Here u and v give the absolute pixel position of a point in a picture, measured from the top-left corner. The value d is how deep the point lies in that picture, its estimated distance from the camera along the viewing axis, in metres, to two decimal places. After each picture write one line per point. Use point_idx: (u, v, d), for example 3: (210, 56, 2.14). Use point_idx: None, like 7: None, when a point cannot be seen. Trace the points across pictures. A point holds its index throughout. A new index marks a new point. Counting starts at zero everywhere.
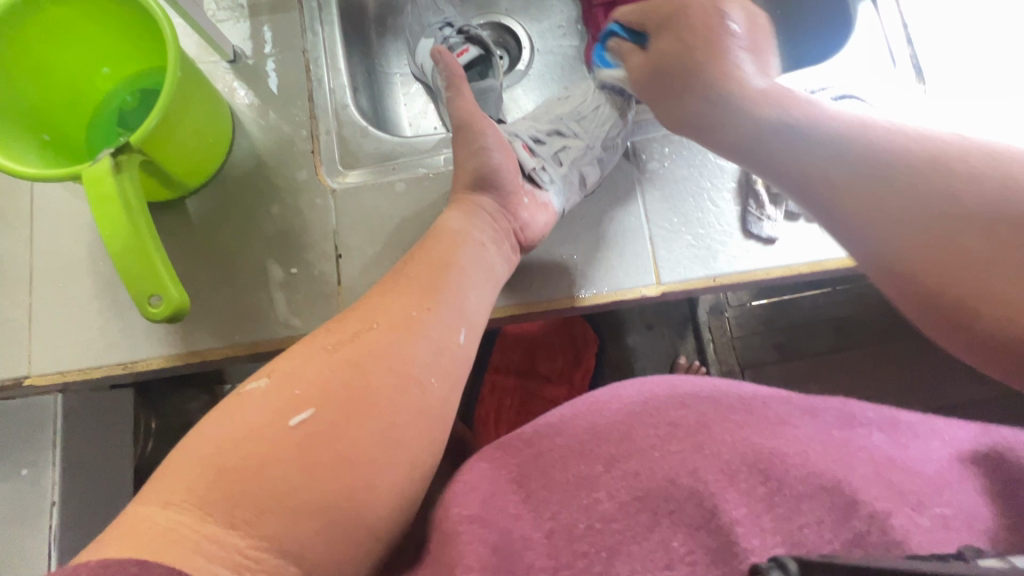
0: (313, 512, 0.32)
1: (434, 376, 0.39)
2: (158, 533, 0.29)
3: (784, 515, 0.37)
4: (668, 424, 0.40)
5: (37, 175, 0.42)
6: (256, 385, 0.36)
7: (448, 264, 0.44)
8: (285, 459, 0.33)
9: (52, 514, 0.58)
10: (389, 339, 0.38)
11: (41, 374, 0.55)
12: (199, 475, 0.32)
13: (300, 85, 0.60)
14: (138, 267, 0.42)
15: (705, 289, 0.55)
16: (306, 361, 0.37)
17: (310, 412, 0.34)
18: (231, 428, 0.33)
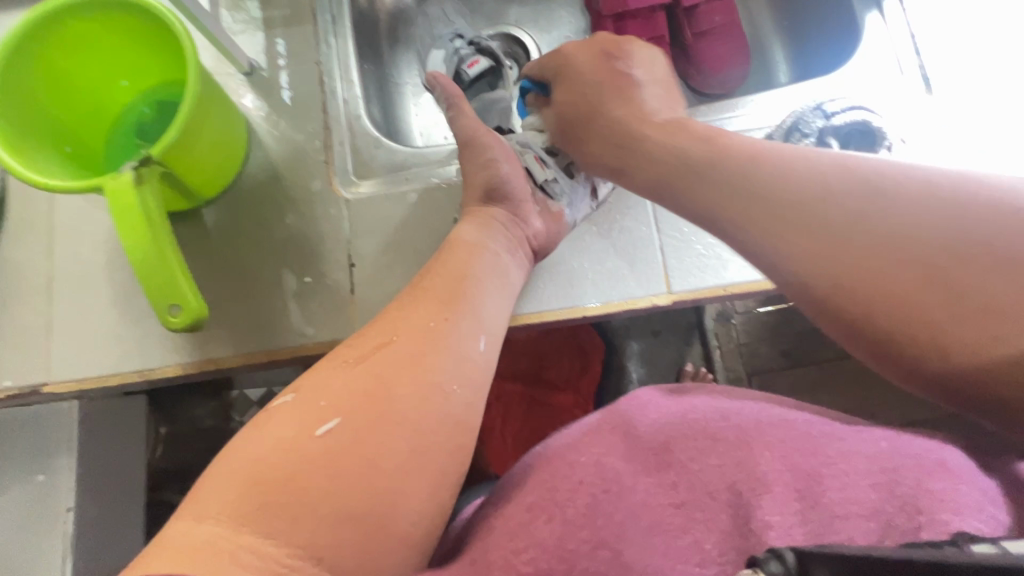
0: (344, 520, 0.32)
1: (456, 384, 0.39)
2: (194, 545, 0.30)
3: (819, 529, 0.36)
4: (708, 436, 0.41)
5: (60, 187, 0.43)
6: (284, 401, 0.37)
7: (465, 275, 0.45)
8: (315, 468, 0.33)
9: (68, 520, 0.58)
10: (410, 350, 0.39)
11: (60, 381, 0.55)
12: (232, 488, 0.32)
13: (313, 96, 0.61)
14: (158, 276, 0.42)
15: (715, 297, 0.55)
16: (330, 376, 0.38)
17: (336, 422, 0.35)
18: (261, 442, 0.34)
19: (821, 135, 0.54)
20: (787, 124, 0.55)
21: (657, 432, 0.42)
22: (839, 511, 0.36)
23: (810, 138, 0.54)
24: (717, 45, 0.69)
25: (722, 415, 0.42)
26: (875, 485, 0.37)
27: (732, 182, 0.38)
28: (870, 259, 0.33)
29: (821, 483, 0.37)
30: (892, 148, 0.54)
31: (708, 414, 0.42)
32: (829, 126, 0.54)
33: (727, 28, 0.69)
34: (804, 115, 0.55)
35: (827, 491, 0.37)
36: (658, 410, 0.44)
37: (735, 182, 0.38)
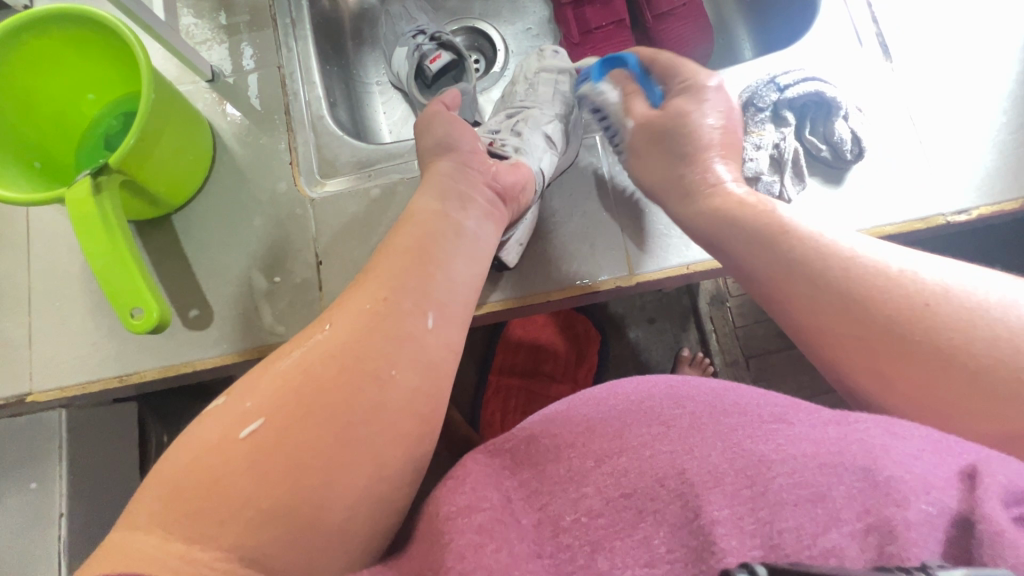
0: (270, 519, 0.33)
1: (394, 367, 0.38)
2: (127, 552, 0.31)
3: (767, 518, 0.32)
4: (659, 423, 0.41)
5: (23, 200, 0.44)
6: (216, 406, 0.37)
7: (410, 249, 0.43)
8: (239, 472, 0.34)
9: (60, 525, 0.60)
10: (340, 343, 0.38)
11: (43, 391, 0.57)
12: (164, 496, 0.33)
13: (278, 99, 0.62)
14: (118, 281, 0.43)
15: (678, 277, 0.57)
16: (261, 377, 0.38)
17: (259, 423, 0.35)
18: (194, 447, 0.35)
19: (776, 109, 0.54)
20: (743, 99, 0.56)
21: (624, 419, 0.42)
22: (785, 495, 0.33)
23: (766, 112, 0.54)
24: (678, 26, 0.68)
25: (677, 403, 0.43)
26: (820, 470, 0.33)
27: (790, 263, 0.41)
28: (903, 346, 0.35)
29: (770, 467, 0.34)
30: (849, 118, 0.54)
31: (661, 403, 0.44)
32: (784, 99, 0.54)
33: (689, 8, 0.69)
34: (759, 89, 0.55)
35: (778, 479, 0.34)
36: (624, 399, 0.45)
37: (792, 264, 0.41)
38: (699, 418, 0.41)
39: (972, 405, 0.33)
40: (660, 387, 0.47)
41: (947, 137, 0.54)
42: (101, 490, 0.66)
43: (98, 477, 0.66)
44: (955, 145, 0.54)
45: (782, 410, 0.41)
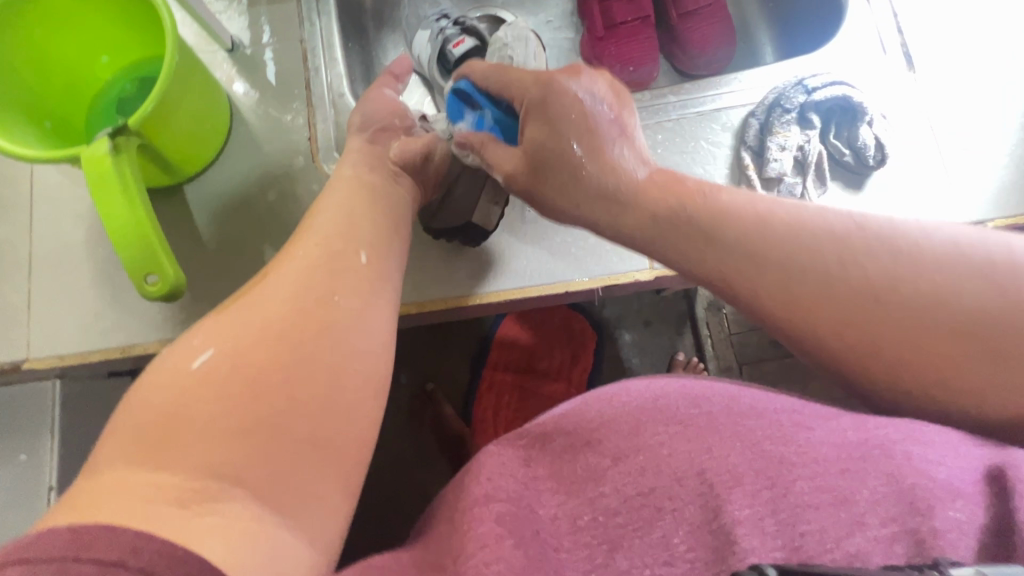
0: (239, 435, 0.31)
1: (340, 293, 0.38)
2: (98, 491, 0.28)
3: (789, 520, 0.36)
4: (676, 422, 0.42)
5: (37, 157, 0.43)
6: (157, 357, 0.35)
7: (346, 206, 0.44)
8: (197, 395, 0.31)
9: (50, 499, 0.59)
10: (286, 279, 0.38)
11: (40, 358, 0.55)
12: (123, 441, 0.30)
13: (298, 74, 0.61)
14: (135, 245, 0.42)
15: (699, 273, 0.55)
16: (206, 321, 0.36)
17: (208, 352, 0.33)
18: (140, 392, 0.32)
19: (802, 110, 0.55)
20: (769, 100, 0.56)
21: (639, 415, 0.43)
22: (806, 499, 0.36)
23: (793, 113, 0.54)
24: (702, 26, 0.68)
25: (692, 402, 0.44)
26: (842, 476, 0.37)
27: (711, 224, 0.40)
28: (888, 341, 0.36)
29: (790, 469, 0.38)
30: (873, 125, 0.54)
31: (677, 402, 0.44)
32: (811, 101, 0.54)
33: (713, 10, 0.69)
34: (786, 91, 0.55)
35: (798, 482, 0.37)
36: (637, 394, 0.46)
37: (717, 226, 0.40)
38: (716, 418, 0.42)
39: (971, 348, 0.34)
40: (677, 384, 0.47)
41: (964, 149, 0.55)
42: None
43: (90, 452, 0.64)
44: (971, 157, 0.55)
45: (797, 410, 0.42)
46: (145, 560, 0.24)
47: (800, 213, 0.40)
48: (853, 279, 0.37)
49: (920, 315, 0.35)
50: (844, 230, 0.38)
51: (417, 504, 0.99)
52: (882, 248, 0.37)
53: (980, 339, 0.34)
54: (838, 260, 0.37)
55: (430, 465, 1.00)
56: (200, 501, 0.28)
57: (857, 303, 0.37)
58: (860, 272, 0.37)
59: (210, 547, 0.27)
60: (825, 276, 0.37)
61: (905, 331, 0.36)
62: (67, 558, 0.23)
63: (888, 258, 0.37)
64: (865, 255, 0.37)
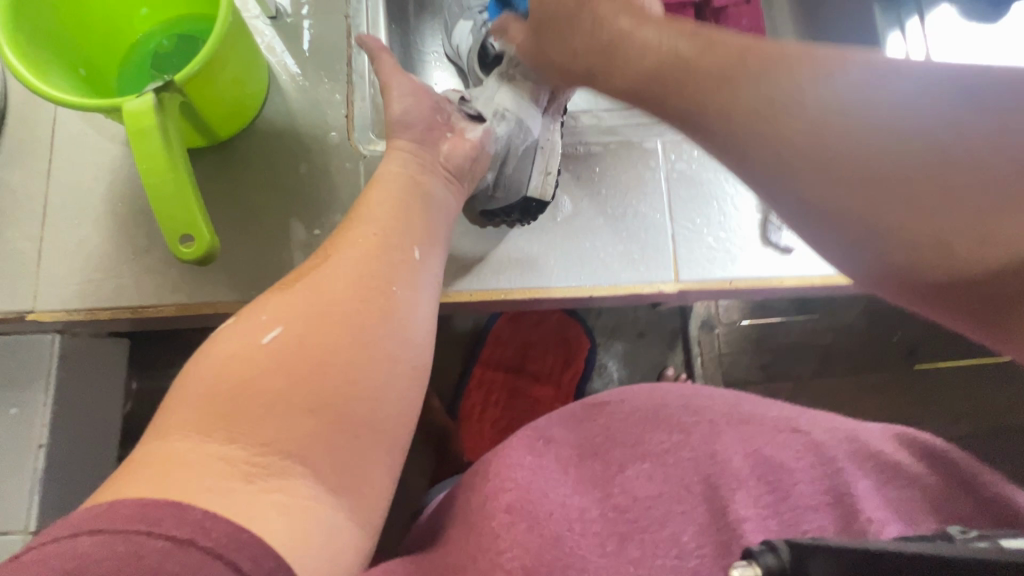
0: (303, 413, 0.35)
1: (395, 286, 0.41)
2: (169, 457, 0.32)
3: (790, 520, 0.41)
4: (679, 428, 0.45)
5: (79, 104, 0.41)
6: (226, 325, 0.39)
7: (393, 200, 0.46)
8: (268, 370, 0.35)
9: (38, 457, 0.57)
10: (341, 264, 0.41)
11: (47, 310, 0.53)
12: (197, 408, 0.34)
13: (340, 49, 0.60)
14: (174, 207, 0.41)
15: (720, 291, 0.56)
16: (273, 297, 0.40)
17: (278, 330, 0.37)
18: (215, 359, 0.36)
19: None
20: None
21: (649, 423, 0.46)
22: (806, 503, 0.41)
23: None
24: None
25: (692, 409, 0.46)
26: (835, 475, 0.42)
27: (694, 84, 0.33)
28: (907, 213, 0.27)
29: (790, 472, 0.42)
30: None
31: (679, 407, 0.47)
32: None
33: (753, 33, 0.70)
34: None
35: (798, 485, 0.41)
36: (642, 397, 0.48)
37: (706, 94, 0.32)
38: (718, 425, 0.45)
39: (972, 205, 0.26)
40: (673, 389, 0.50)
41: None
42: (82, 426, 0.63)
43: (81, 412, 0.63)
44: None
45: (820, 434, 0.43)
46: (214, 539, 0.28)
47: (801, 75, 0.30)
48: (910, 133, 0.27)
49: (940, 162, 0.26)
50: (850, 99, 0.28)
51: (397, 493, 0.98)
52: (872, 94, 0.28)
53: (1016, 196, 0.25)
54: (896, 117, 0.27)
55: (413, 455, 0.99)
56: (265, 474, 0.32)
57: (890, 161, 0.27)
58: (919, 116, 0.27)
59: (271, 524, 0.31)
60: (892, 141, 0.27)
61: (944, 196, 0.26)
62: (139, 531, 0.28)
63: (880, 96, 0.28)
64: (868, 100, 0.28)
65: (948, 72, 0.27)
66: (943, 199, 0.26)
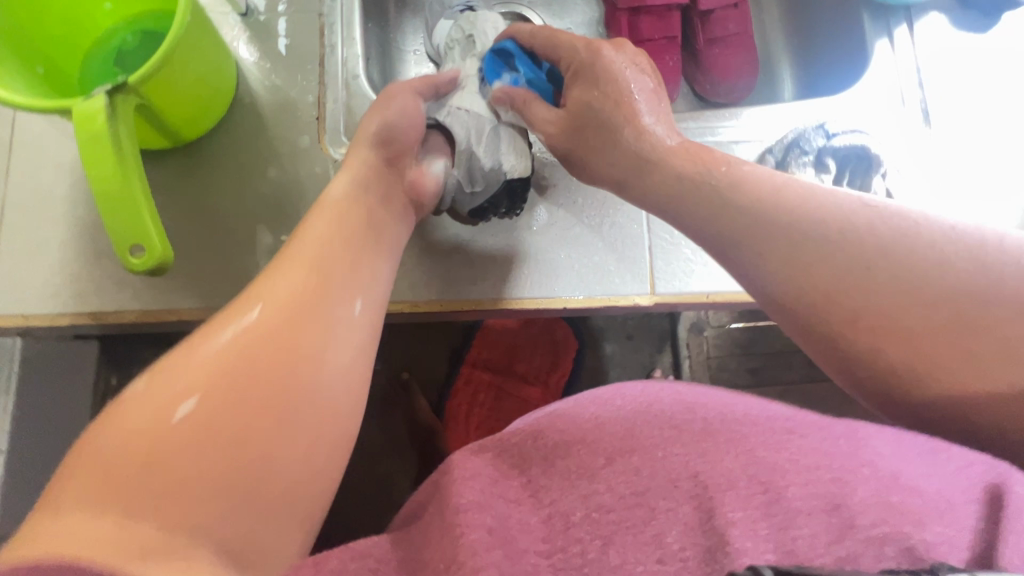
0: (222, 490, 0.30)
1: (331, 349, 0.36)
2: (62, 538, 0.27)
3: (780, 525, 0.34)
4: (671, 426, 0.39)
5: (24, 105, 0.40)
6: (135, 387, 0.32)
7: (341, 241, 0.41)
8: (182, 445, 0.30)
9: None
10: (269, 320, 0.35)
11: (4, 315, 0.52)
12: (93, 485, 0.28)
13: (312, 49, 0.58)
14: (123, 215, 0.40)
15: (697, 304, 0.55)
16: (188, 354, 0.33)
17: (194, 401, 0.31)
18: (118, 431, 0.30)
19: (819, 155, 0.55)
20: (788, 140, 0.56)
21: (633, 420, 0.40)
22: (795, 506, 0.34)
23: (809, 156, 0.55)
24: (728, 54, 0.68)
25: (688, 407, 0.40)
26: (833, 483, 0.35)
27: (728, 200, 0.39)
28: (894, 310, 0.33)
29: (784, 476, 0.35)
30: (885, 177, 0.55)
31: (671, 407, 0.41)
32: (829, 146, 0.55)
33: (741, 38, 0.69)
34: (806, 132, 0.56)
35: (790, 488, 0.35)
36: (629, 400, 0.42)
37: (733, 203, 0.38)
38: (711, 426, 0.39)
39: (933, 323, 0.32)
40: (668, 387, 0.44)
41: (965, 212, 0.56)
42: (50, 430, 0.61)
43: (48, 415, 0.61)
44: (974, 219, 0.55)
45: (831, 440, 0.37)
46: None
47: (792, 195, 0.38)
48: (869, 270, 0.34)
49: (907, 282, 0.33)
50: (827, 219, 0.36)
51: (378, 493, 0.97)
52: (854, 236, 0.35)
53: (962, 321, 0.32)
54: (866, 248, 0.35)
55: (395, 455, 0.98)
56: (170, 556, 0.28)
57: (853, 281, 0.35)
58: (876, 269, 0.34)
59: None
60: (848, 272, 0.35)
61: (907, 318, 0.33)
62: None
63: (859, 244, 0.35)
64: (852, 246, 0.35)
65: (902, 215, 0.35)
66: (911, 321, 0.33)
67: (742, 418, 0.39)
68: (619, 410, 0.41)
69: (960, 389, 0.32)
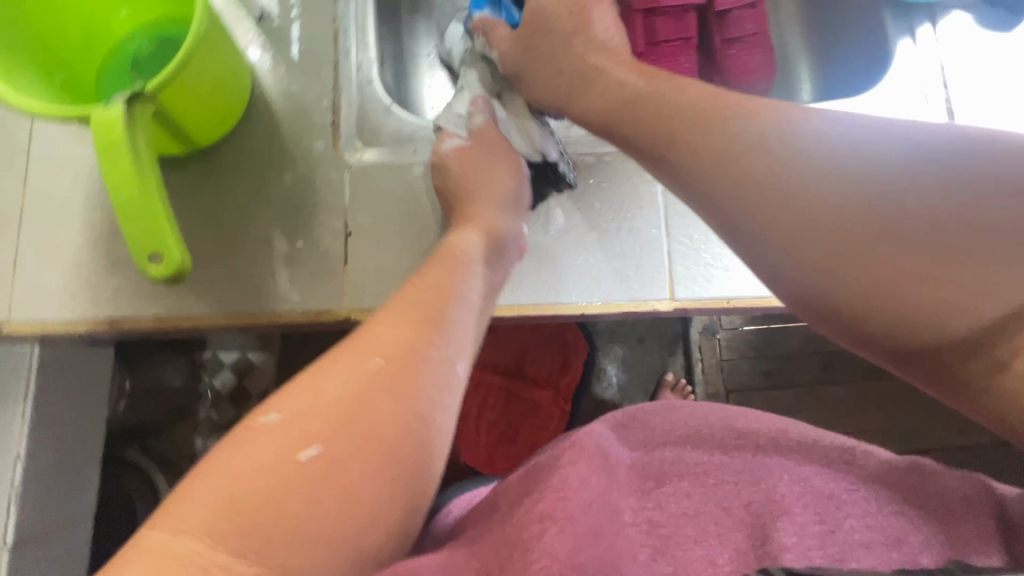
0: (329, 552, 0.30)
1: (444, 413, 0.36)
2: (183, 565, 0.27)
3: (837, 555, 0.31)
4: (734, 449, 0.38)
5: (43, 113, 0.40)
6: (268, 419, 0.33)
7: (450, 291, 0.41)
8: (301, 493, 0.30)
9: (14, 470, 0.56)
10: (394, 374, 0.35)
11: (22, 323, 0.52)
12: (215, 514, 0.29)
13: (327, 54, 0.58)
14: (141, 224, 0.40)
15: (716, 309, 0.54)
16: (320, 389, 0.34)
17: (318, 448, 0.31)
18: (242, 461, 0.31)
19: None
20: None
21: None
22: (856, 538, 0.32)
23: None
24: (745, 54, 0.67)
25: None
26: (892, 517, 0.33)
27: (723, 146, 0.36)
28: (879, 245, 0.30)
29: (840, 507, 0.33)
30: None
31: None
32: None
33: (758, 38, 0.68)
34: None
35: None
36: (646, 418, 0.38)
37: (726, 146, 0.36)
38: None
39: (924, 256, 0.29)
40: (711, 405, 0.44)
41: None
42: (67, 436, 0.62)
43: (64, 421, 0.61)
44: None
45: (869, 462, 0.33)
46: None
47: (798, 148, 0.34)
48: (865, 197, 0.31)
49: (892, 213, 0.31)
50: (846, 161, 0.32)
51: None
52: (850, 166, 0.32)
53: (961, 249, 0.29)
54: (863, 187, 0.31)
55: None
56: None
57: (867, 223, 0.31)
58: (884, 194, 0.31)
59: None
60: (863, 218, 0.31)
61: (919, 251, 0.29)
62: None
63: (856, 173, 0.32)
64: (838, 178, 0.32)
65: (924, 153, 0.31)
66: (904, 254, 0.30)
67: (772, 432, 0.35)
68: (635, 422, 0.37)
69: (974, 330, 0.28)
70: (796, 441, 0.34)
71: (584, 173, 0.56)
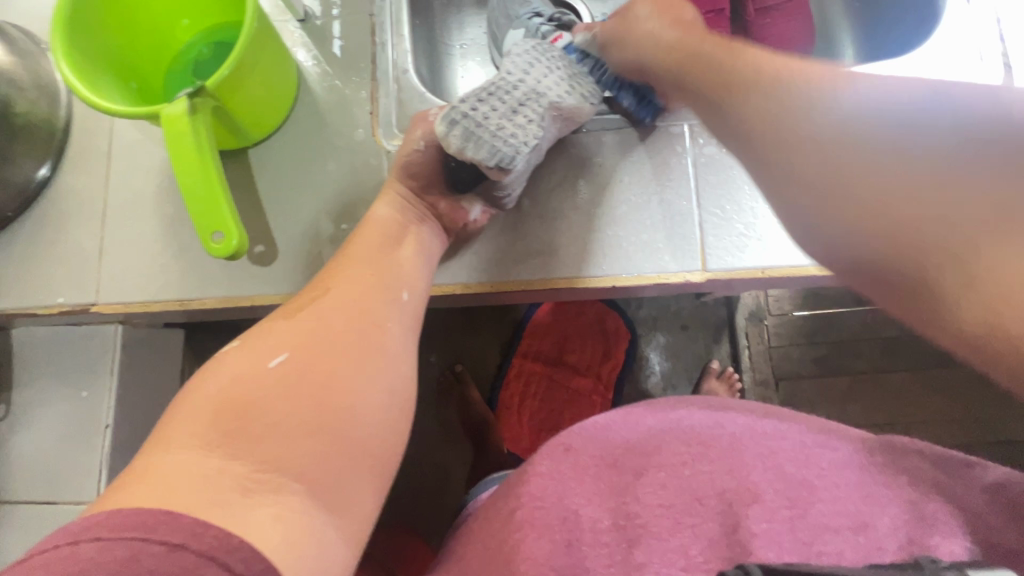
0: (305, 432, 0.37)
1: (391, 323, 0.45)
2: (178, 473, 0.33)
3: (805, 539, 0.35)
4: (698, 442, 0.42)
5: (121, 112, 0.45)
6: (230, 349, 0.41)
7: (384, 245, 0.49)
8: (272, 394, 0.37)
9: (105, 436, 0.63)
10: (342, 300, 0.44)
11: (109, 304, 0.59)
12: (207, 422, 0.35)
13: (365, 48, 0.61)
14: (208, 206, 0.45)
15: (752, 280, 0.54)
16: (273, 330, 0.42)
17: (284, 356, 0.39)
18: (219, 381, 0.38)
19: None
20: None
21: (662, 435, 0.43)
22: (822, 523, 0.36)
23: None
24: (781, 23, 0.65)
25: (715, 424, 0.44)
26: (860, 503, 0.37)
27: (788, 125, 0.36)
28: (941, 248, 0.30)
29: (810, 493, 0.38)
30: None
31: (700, 423, 0.45)
32: None
33: (795, 5, 0.66)
34: None
35: (817, 504, 0.37)
36: (660, 418, 0.46)
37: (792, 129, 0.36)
38: (738, 441, 0.42)
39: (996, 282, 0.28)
40: (700, 409, 0.48)
41: None
42: (146, 406, 0.68)
43: (143, 396, 0.68)
44: None
45: (840, 465, 0.40)
46: (206, 544, 0.30)
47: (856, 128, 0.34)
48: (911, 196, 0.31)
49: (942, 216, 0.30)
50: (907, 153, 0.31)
51: (436, 484, 0.99)
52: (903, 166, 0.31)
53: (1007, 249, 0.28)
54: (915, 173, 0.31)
55: (450, 446, 1.00)
56: (260, 490, 0.34)
57: (916, 221, 0.30)
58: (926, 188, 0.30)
59: (266, 536, 0.32)
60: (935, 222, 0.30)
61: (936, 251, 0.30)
62: (136, 538, 0.29)
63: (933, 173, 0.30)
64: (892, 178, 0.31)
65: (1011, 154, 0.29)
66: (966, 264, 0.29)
67: (764, 431, 0.43)
68: (641, 426, 0.46)
69: (995, 336, 0.28)
70: (782, 438, 0.43)
71: (613, 150, 0.56)
